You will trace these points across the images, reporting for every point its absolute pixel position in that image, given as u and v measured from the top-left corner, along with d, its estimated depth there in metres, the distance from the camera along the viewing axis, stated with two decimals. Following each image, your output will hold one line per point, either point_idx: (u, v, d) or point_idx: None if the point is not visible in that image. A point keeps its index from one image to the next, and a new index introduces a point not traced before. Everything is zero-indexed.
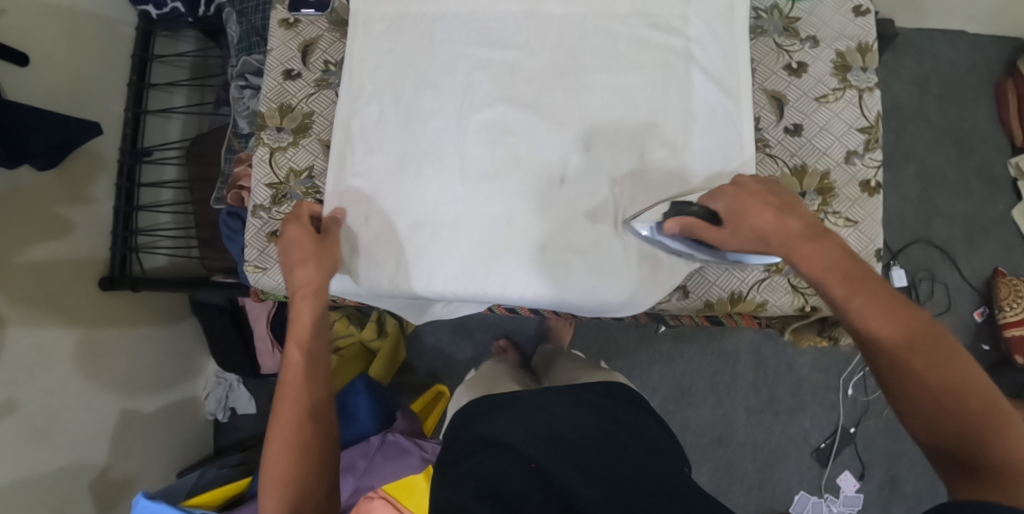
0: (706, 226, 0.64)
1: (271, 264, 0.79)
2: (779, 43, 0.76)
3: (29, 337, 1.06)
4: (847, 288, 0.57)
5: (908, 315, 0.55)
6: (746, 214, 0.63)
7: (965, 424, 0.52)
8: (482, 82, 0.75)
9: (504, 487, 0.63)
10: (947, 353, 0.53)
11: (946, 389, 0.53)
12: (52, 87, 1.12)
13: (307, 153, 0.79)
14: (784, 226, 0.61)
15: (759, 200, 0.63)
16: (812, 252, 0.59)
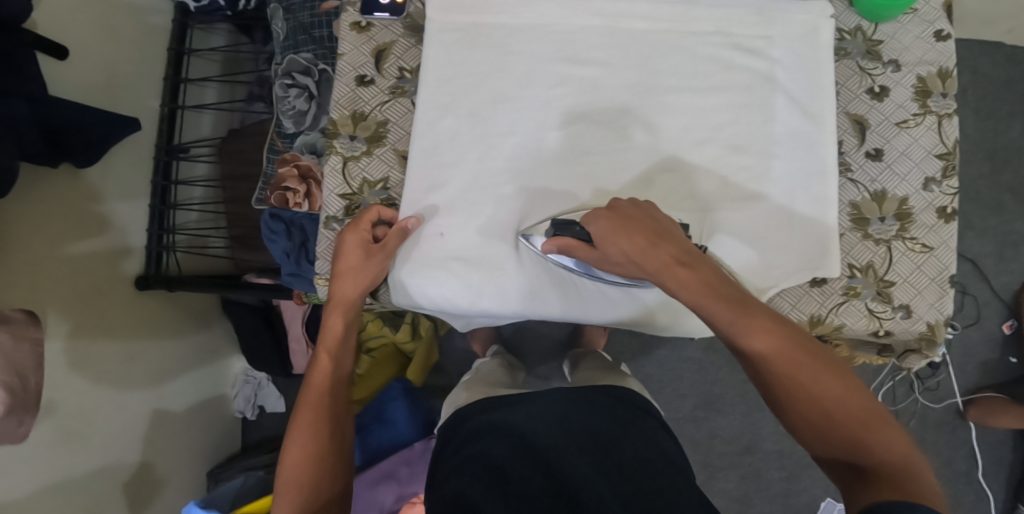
0: (581, 245, 0.68)
1: None
2: (862, 66, 0.76)
3: (67, 338, 1.03)
4: (730, 311, 0.61)
5: (783, 331, 0.61)
6: (617, 240, 0.65)
7: (844, 428, 0.57)
8: (565, 98, 0.73)
9: (507, 467, 0.67)
10: (822, 367, 0.59)
11: (828, 400, 0.58)
12: (90, 80, 1.09)
13: (382, 164, 0.76)
14: (657, 253, 0.63)
15: (631, 225, 0.65)
16: (684, 278, 0.62)
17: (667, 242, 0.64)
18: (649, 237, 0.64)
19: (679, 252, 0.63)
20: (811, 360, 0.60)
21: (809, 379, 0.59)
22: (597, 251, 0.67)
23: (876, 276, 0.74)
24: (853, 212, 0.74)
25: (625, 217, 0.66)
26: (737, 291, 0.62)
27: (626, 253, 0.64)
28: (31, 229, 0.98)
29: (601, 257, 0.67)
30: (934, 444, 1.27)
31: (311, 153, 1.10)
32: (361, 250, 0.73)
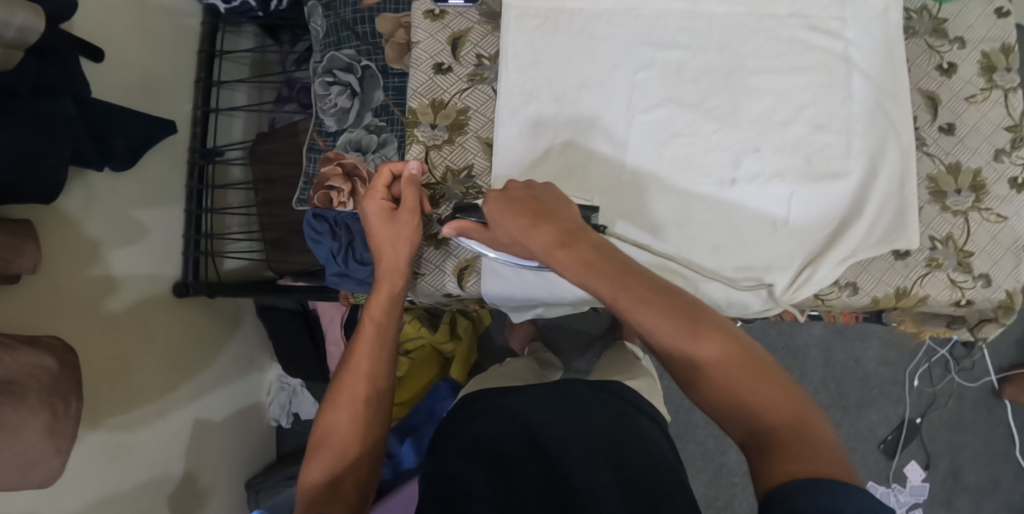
0: (476, 229, 0.68)
1: (426, 269, 0.79)
2: (930, 44, 0.78)
3: (106, 347, 0.99)
4: (611, 287, 0.61)
5: (674, 307, 0.60)
6: (504, 221, 0.65)
7: (736, 397, 0.56)
8: (649, 82, 0.75)
9: (500, 453, 0.71)
10: (714, 335, 0.58)
11: (722, 371, 0.57)
12: (127, 83, 1.06)
13: (464, 151, 0.76)
14: (539, 232, 0.64)
15: (516, 208, 0.65)
16: (570, 258, 0.63)
17: (552, 222, 0.64)
18: (532, 218, 0.64)
19: (562, 230, 0.64)
20: (693, 330, 0.58)
21: (703, 352, 0.58)
22: (487, 232, 0.68)
23: (956, 247, 0.75)
24: (931, 185, 0.76)
25: (514, 197, 0.66)
26: (618, 266, 0.62)
27: (509, 233, 0.65)
28: (69, 237, 0.94)
29: (491, 238, 0.68)
30: (973, 423, 1.30)
31: (356, 151, 1.07)
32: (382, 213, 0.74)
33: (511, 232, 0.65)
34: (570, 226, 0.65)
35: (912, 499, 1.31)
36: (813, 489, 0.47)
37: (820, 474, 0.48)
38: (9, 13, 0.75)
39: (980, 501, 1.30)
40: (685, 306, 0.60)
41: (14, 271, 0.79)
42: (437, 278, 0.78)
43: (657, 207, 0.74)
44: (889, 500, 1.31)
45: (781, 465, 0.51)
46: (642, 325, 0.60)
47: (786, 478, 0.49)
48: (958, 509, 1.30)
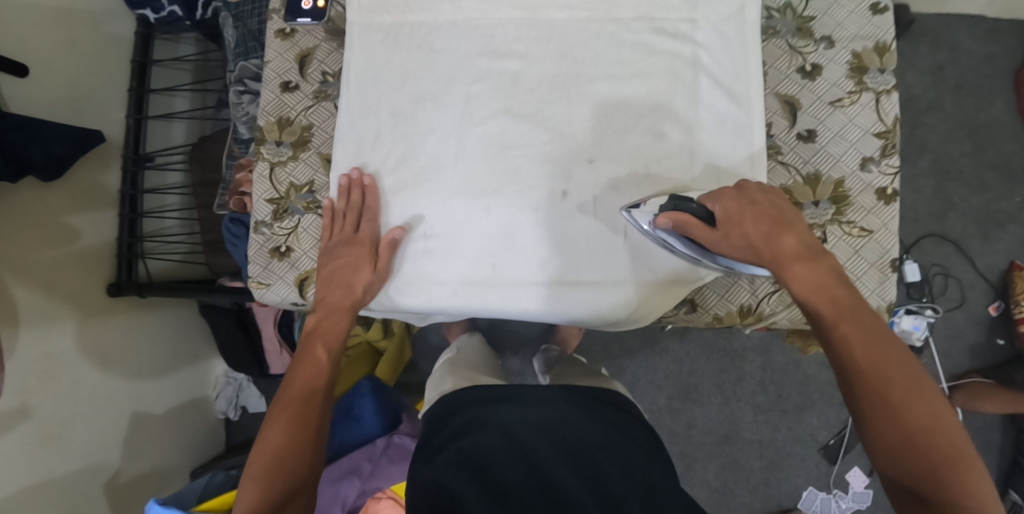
0: (703, 227, 0.63)
1: (274, 280, 0.76)
2: (793, 44, 0.73)
3: (38, 345, 1.05)
4: (835, 313, 0.58)
5: (896, 355, 0.55)
6: (743, 223, 0.63)
7: (928, 459, 0.51)
8: (482, 94, 0.72)
9: (493, 469, 0.64)
10: (920, 391, 0.53)
11: (923, 432, 0.52)
12: (53, 94, 1.11)
13: (307, 168, 0.77)
14: (762, 247, 0.62)
15: (756, 212, 0.63)
16: (803, 275, 0.60)
17: (789, 235, 0.62)
18: (773, 226, 0.62)
19: (800, 251, 0.61)
20: (909, 385, 0.54)
21: (916, 406, 0.53)
22: (717, 232, 0.63)
23: None
24: (785, 197, 0.71)
25: (754, 201, 0.63)
26: (854, 300, 0.58)
27: (746, 237, 0.62)
28: (7, 237, 1.01)
29: (718, 240, 0.63)
30: None
31: None
32: (360, 262, 0.71)
33: (738, 239, 0.63)
34: (807, 243, 0.62)
35: (854, 505, 1.23)
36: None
37: None
38: None
39: None
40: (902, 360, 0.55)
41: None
42: (278, 290, 0.76)
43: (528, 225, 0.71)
44: (829, 506, 1.24)
45: None
46: (855, 364, 0.56)
47: None
48: None
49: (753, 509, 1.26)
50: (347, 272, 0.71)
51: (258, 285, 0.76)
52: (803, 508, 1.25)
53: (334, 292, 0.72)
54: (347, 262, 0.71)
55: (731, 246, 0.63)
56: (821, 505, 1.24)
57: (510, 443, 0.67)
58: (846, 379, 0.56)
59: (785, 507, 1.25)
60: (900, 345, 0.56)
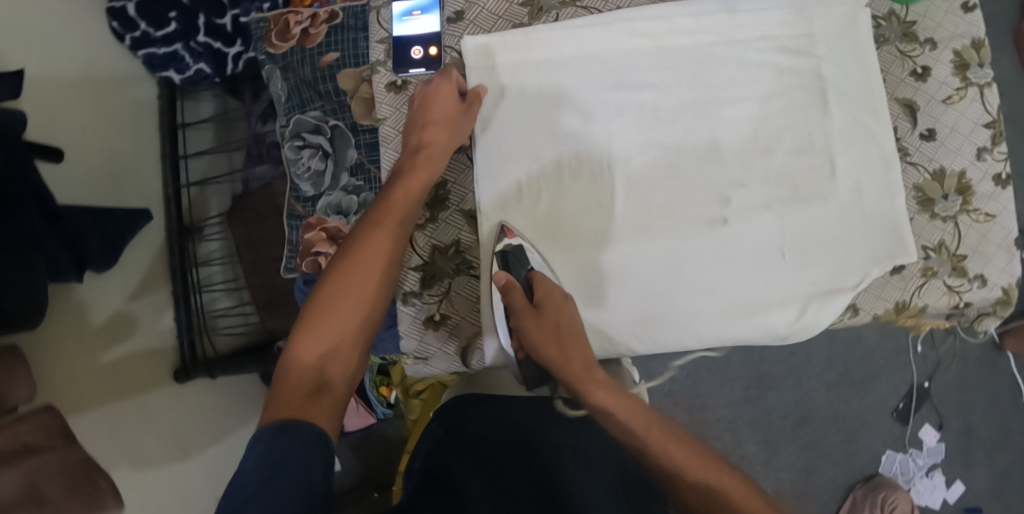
0: (521, 298, 0.70)
1: (432, 353, 0.75)
2: (901, 49, 0.77)
3: (117, 449, 0.96)
4: (635, 416, 0.68)
5: (680, 442, 0.68)
6: (556, 320, 0.70)
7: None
8: (628, 129, 0.73)
9: (498, 461, 0.65)
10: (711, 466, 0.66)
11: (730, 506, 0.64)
12: (91, 175, 1.02)
13: (449, 227, 0.75)
14: (568, 363, 0.69)
15: (554, 315, 0.70)
16: (598, 385, 0.69)
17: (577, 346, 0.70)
18: (565, 335, 0.70)
19: (589, 365, 0.70)
20: (698, 463, 0.66)
21: (692, 478, 0.65)
22: (532, 310, 0.70)
23: (948, 253, 0.76)
24: (918, 194, 0.76)
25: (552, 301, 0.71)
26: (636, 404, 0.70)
27: (550, 329, 0.70)
28: (61, 345, 0.92)
29: (533, 319, 0.69)
30: (980, 378, 1.31)
31: (338, 213, 1.05)
32: (451, 104, 0.72)
33: (549, 356, 0.70)
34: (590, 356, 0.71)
35: (930, 460, 1.30)
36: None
37: None
38: None
39: (995, 452, 1.31)
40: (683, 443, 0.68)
41: (11, 403, 0.78)
42: (442, 360, 0.75)
43: (694, 254, 0.72)
44: (907, 466, 1.30)
45: None
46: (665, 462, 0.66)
47: None
48: (975, 463, 1.31)
49: (838, 483, 1.31)
50: (437, 113, 0.71)
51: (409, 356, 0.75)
52: (884, 472, 1.30)
53: (428, 136, 0.71)
54: (439, 106, 0.72)
55: (535, 328, 0.70)
56: (900, 466, 1.30)
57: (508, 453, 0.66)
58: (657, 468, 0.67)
59: (866, 474, 1.31)
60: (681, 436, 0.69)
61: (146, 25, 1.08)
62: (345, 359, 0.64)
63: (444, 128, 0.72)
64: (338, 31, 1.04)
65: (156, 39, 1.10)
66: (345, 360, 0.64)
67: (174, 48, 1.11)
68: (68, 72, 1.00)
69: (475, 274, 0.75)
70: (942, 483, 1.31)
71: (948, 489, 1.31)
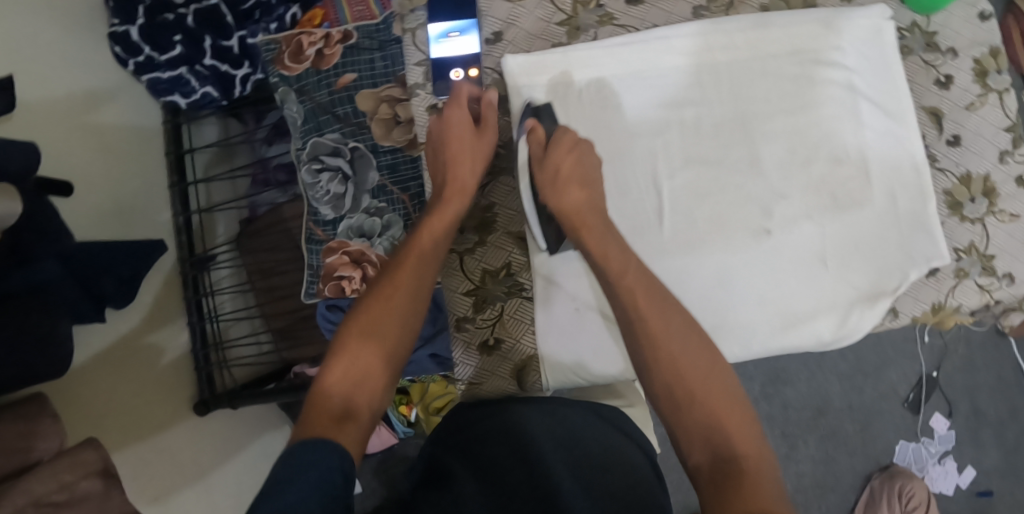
0: (538, 141, 0.74)
1: (485, 377, 0.78)
2: (925, 59, 0.80)
3: (148, 486, 0.93)
4: (620, 265, 0.68)
5: (676, 321, 0.66)
6: (561, 160, 0.72)
7: (717, 416, 0.61)
8: (673, 144, 0.77)
9: (495, 469, 0.66)
10: (697, 343, 0.65)
11: (706, 414, 0.61)
12: (102, 209, 0.98)
13: (501, 251, 0.79)
14: (563, 205, 0.71)
15: (563, 159, 0.73)
16: (595, 231, 0.70)
17: (587, 186, 0.72)
18: (576, 180, 0.72)
19: (584, 209, 0.71)
20: (681, 338, 0.65)
21: (671, 358, 0.63)
22: (543, 150, 0.74)
23: (978, 253, 0.79)
24: (947, 199, 0.79)
25: (564, 148, 0.73)
26: (634, 263, 0.69)
27: (554, 168, 0.72)
28: (81, 383, 0.88)
29: (540, 159, 0.74)
30: (984, 364, 1.38)
31: (360, 235, 1.03)
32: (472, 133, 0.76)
33: (547, 195, 0.73)
34: (599, 203, 0.72)
35: (942, 447, 1.36)
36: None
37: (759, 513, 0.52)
38: None
39: (1003, 432, 1.38)
40: (677, 321, 0.66)
41: (35, 459, 0.71)
42: (495, 384, 0.78)
43: (741, 267, 0.76)
44: (921, 454, 1.36)
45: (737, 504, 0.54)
46: (642, 318, 0.65)
47: None
48: (984, 446, 1.38)
49: (856, 472, 1.37)
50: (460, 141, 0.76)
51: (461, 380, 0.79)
52: (899, 462, 1.36)
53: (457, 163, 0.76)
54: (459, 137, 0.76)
55: (544, 172, 0.73)
56: (914, 455, 1.36)
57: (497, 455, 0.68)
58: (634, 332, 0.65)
59: (882, 463, 1.37)
60: (682, 316, 0.66)
61: (149, 50, 1.03)
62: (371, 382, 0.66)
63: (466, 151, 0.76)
64: (353, 52, 1.04)
65: (160, 63, 1.05)
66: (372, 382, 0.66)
67: (179, 71, 1.06)
68: (70, 105, 0.95)
69: (526, 296, 0.79)
70: (954, 469, 1.37)
71: (960, 476, 1.37)
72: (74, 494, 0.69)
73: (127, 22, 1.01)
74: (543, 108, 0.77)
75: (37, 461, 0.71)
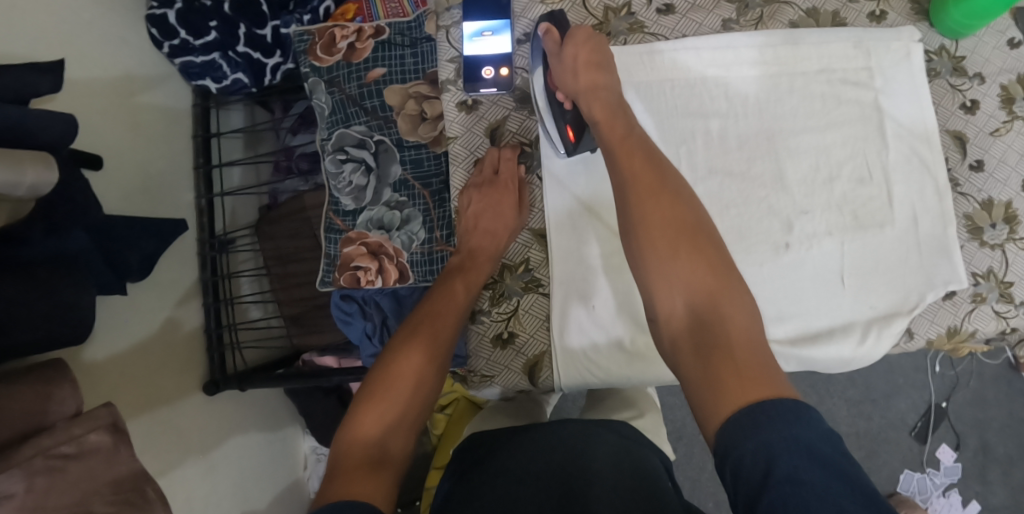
0: (554, 38, 0.77)
1: (498, 371, 0.80)
2: (952, 83, 0.81)
3: (158, 456, 0.95)
4: (619, 137, 0.70)
5: (664, 189, 0.66)
6: (577, 50, 0.75)
7: (707, 283, 0.61)
8: (696, 154, 0.79)
9: (518, 485, 0.69)
10: (681, 204, 0.65)
11: (692, 271, 0.62)
12: (128, 185, 1.00)
13: (521, 247, 0.81)
14: (579, 86, 0.74)
15: (580, 51, 0.75)
16: (603, 107, 0.73)
17: (599, 71, 0.75)
18: (590, 65, 0.75)
19: (599, 85, 0.74)
20: (670, 201, 0.65)
21: (658, 218, 0.64)
22: (559, 47, 0.76)
23: (996, 279, 0.78)
24: (967, 223, 0.79)
25: (578, 42, 0.76)
26: (630, 132, 0.71)
27: (571, 59, 0.75)
28: (99, 347, 0.90)
29: (557, 54, 0.77)
30: (996, 399, 1.36)
31: (379, 228, 1.04)
32: (501, 193, 0.80)
33: (566, 81, 0.75)
34: (611, 85, 0.75)
35: (948, 479, 1.35)
36: (749, 421, 0.51)
37: (757, 399, 0.53)
38: (18, 172, 0.66)
39: (1012, 471, 1.36)
40: (670, 187, 0.66)
41: (48, 422, 0.72)
42: (509, 378, 0.79)
43: (758, 278, 0.77)
44: (925, 485, 1.35)
45: (727, 380, 0.55)
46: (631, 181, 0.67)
47: (727, 413, 0.53)
48: (992, 483, 1.36)
49: None
50: (492, 199, 0.79)
51: (475, 373, 0.80)
52: (902, 491, 1.35)
53: (487, 222, 0.79)
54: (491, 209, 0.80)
55: (562, 65, 0.76)
56: (917, 485, 1.35)
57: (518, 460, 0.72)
58: (623, 189, 0.67)
59: (886, 492, 1.36)
60: (675, 181, 0.67)
61: (185, 34, 1.06)
62: (399, 428, 0.65)
63: (499, 211, 0.79)
64: (384, 47, 1.05)
65: (194, 47, 1.07)
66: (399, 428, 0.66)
67: (212, 57, 1.08)
68: (106, 79, 0.98)
69: (543, 293, 0.80)
70: (958, 503, 1.35)
71: (964, 509, 1.35)
72: (81, 448, 0.72)
73: (166, 6, 1.04)
74: (558, 13, 0.79)
75: (49, 425, 0.72)
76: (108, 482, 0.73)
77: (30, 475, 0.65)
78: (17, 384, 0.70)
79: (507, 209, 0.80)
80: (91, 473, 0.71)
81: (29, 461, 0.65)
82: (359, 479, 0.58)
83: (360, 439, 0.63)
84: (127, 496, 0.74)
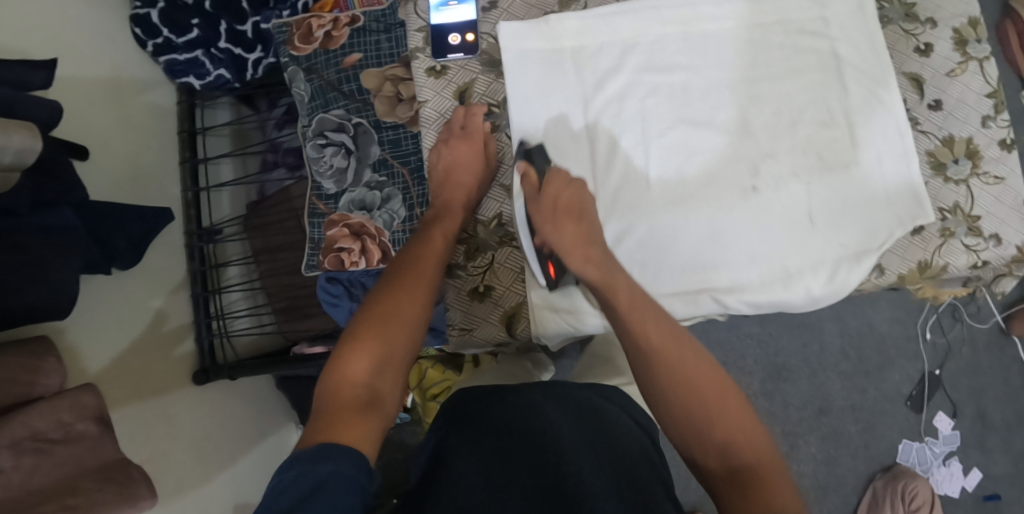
0: (531, 183, 0.76)
1: (476, 324, 0.82)
2: (905, 28, 0.83)
3: (145, 444, 0.94)
4: (615, 293, 0.68)
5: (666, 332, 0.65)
6: (556, 196, 0.75)
7: (726, 432, 0.59)
8: (660, 107, 0.81)
9: (501, 448, 0.66)
10: (684, 348, 0.63)
11: (724, 432, 0.59)
12: (116, 177, 1.02)
13: (493, 201, 0.85)
14: (561, 234, 0.73)
15: (558, 201, 0.75)
16: (596, 262, 0.71)
17: (581, 216, 0.74)
18: (571, 214, 0.74)
19: (583, 234, 0.73)
20: (677, 346, 0.64)
21: (664, 375, 0.62)
22: (538, 193, 0.76)
23: (963, 214, 0.80)
24: (931, 160, 0.81)
25: (554, 187, 0.76)
26: (625, 284, 0.69)
27: (550, 208, 0.74)
28: (87, 333, 0.90)
29: (535, 200, 0.76)
30: (989, 364, 1.35)
31: (360, 209, 1.05)
32: (466, 146, 0.82)
33: (547, 232, 0.74)
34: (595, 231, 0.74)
35: (947, 448, 1.33)
36: None
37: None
38: (5, 137, 0.69)
39: (1010, 437, 1.34)
40: (668, 333, 0.65)
41: (37, 394, 0.72)
42: (487, 329, 0.82)
43: (727, 220, 0.79)
44: (925, 455, 1.33)
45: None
46: (638, 340, 0.64)
47: None
48: (992, 450, 1.34)
49: (859, 473, 1.34)
50: (460, 151, 0.82)
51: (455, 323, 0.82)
52: (902, 462, 1.33)
53: (456, 177, 0.81)
54: (461, 162, 0.82)
55: (543, 218, 0.74)
56: (918, 456, 1.33)
57: (496, 451, 0.66)
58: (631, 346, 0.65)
59: (885, 464, 1.34)
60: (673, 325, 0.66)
61: (168, 32, 1.08)
62: (391, 367, 0.64)
63: (467, 165, 0.82)
64: (360, 33, 1.08)
65: (177, 45, 1.10)
66: (393, 367, 0.64)
67: (195, 54, 1.11)
68: (93, 76, 1.00)
69: (516, 246, 0.83)
70: (959, 472, 1.34)
71: (966, 478, 1.34)
72: (69, 434, 0.71)
73: (149, 5, 1.07)
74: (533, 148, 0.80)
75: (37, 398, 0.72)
76: (94, 467, 0.71)
77: (18, 454, 0.64)
78: (7, 357, 0.70)
79: (475, 161, 0.82)
80: (78, 455, 0.70)
81: (17, 442, 0.65)
82: (350, 419, 0.57)
83: (350, 378, 0.61)
84: (112, 471, 0.72)
